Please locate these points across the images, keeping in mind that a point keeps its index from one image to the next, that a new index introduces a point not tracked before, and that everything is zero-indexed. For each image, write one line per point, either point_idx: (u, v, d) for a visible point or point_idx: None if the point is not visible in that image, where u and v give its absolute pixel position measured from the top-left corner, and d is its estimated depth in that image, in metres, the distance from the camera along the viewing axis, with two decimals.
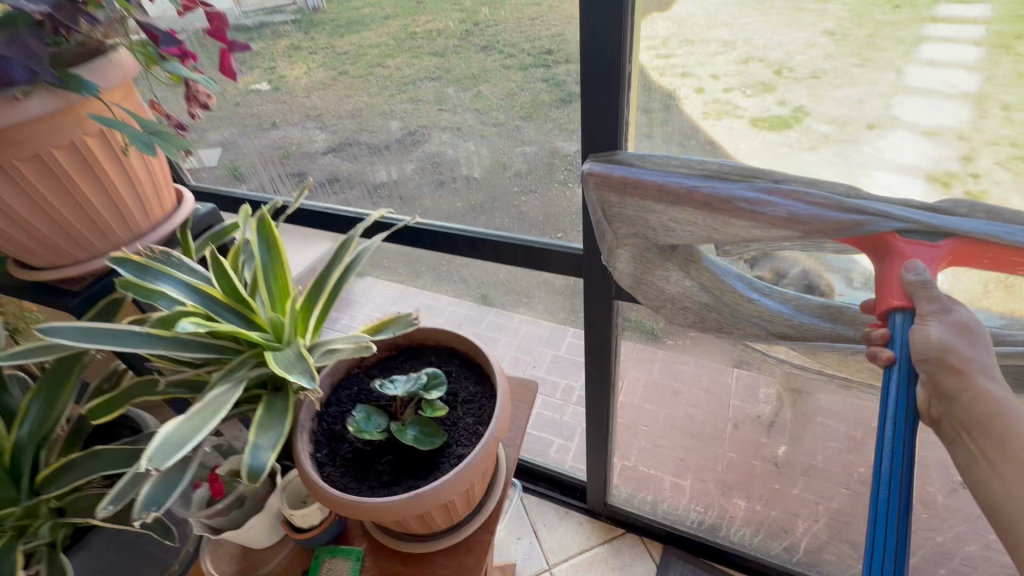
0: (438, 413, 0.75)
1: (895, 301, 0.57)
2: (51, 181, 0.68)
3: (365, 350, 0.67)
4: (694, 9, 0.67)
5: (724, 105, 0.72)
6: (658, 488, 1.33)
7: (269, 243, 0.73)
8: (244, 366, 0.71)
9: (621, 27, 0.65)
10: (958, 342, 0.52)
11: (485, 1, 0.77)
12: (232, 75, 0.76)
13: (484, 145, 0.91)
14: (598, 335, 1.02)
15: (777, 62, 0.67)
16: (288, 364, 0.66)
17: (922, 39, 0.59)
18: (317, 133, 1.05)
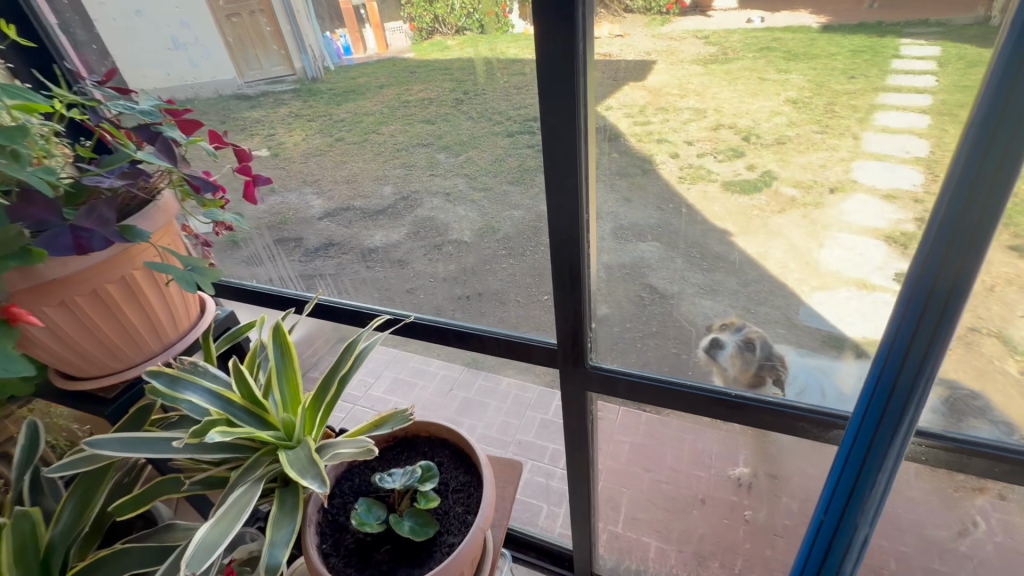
0: (431, 503, 0.76)
1: None
2: (98, 310, 0.77)
3: (367, 454, 0.69)
4: (668, 79, 0.73)
5: (698, 170, 0.77)
6: (642, 553, 1.29)
7: (285, 348, 0.78)
8: (261, 462, 0.74)
9: (574, 110, 0.72)
10: None
11: (475, 74, 0.83)
12: (253, 203, 0.90)
13: (474, 209, 0.95)
14: (576, 421, 1.04)
15: (746, 128, 0.72)
16: (303, 468, 0.68)
17: (877, 108, 0.64)
18: (313, 198, 1.09)
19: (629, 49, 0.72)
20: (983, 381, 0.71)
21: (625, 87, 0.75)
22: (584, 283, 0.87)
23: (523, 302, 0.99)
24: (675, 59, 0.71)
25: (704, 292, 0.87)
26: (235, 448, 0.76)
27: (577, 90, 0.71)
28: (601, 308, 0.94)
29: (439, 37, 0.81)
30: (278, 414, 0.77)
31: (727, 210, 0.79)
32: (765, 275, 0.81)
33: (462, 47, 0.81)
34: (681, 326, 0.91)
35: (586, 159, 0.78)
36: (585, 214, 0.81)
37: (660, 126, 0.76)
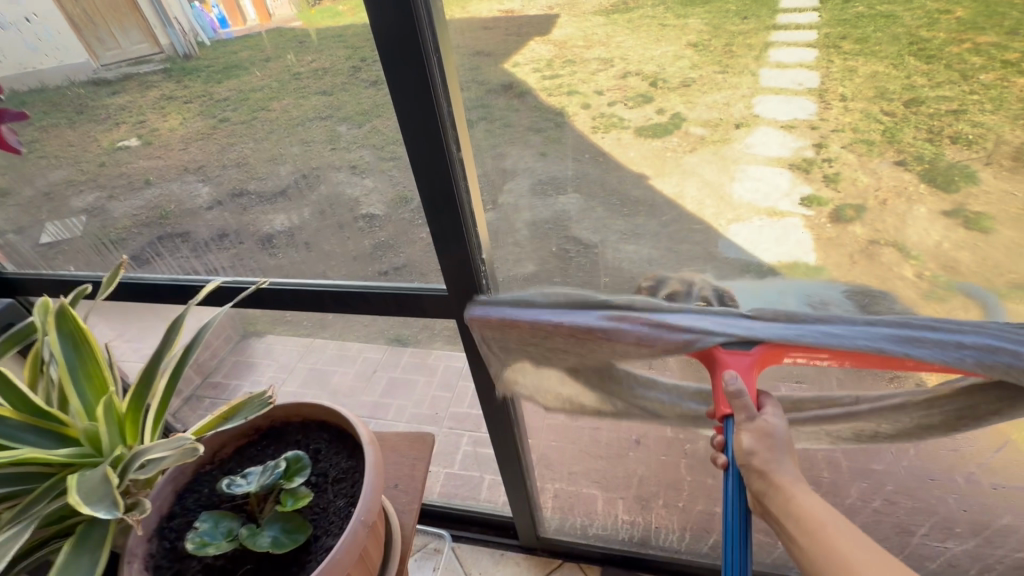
0: (293, 503, 0.74)
1: (725, 409, 0.81)
2: None
3: (189, 456, 0.66)
4: (573, 31, 0.71)
5: (609, 118, 0.76)
6: (590, 504, 1.35)
7: (81, 346, 0.75)
8: (58, 483, 0.71)
9: (425, 72, 0.70)
10: (761, 447, 0.75)
11: (371, 38, 0.75)
12: (23, 150, 0.79)
13: (384, 179, 0.89)
14: (483, 376, 1.02)
15: (652, 74, 0.72)
16: (94, 488, 0.64)
17: (770, 45, 0.67)
18: (200, 187, 0.98)
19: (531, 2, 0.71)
20: (888, 285, 0.78)
21: (531, 44, 0.73)
22: (468, 246, 0.86)
23: None
24: (578, 12, 0.70)
25: (627, 238, 0.87)
26: (22, 479, 0.72)
27: (425, 47, 0.69)
28: (527, 266, 0.93)
29: (329, 2, 0.74)
30: (79, 422, 0.74)
31: (642, 155, 0.79)
32: (683, 212, 0.82)
33: (355, 12, 0.73)
34: (616, 274, 0.91)
35: (455, 140, 0.78)
36: (462, 174, 0.80)
37: (568, 79, 0.75)
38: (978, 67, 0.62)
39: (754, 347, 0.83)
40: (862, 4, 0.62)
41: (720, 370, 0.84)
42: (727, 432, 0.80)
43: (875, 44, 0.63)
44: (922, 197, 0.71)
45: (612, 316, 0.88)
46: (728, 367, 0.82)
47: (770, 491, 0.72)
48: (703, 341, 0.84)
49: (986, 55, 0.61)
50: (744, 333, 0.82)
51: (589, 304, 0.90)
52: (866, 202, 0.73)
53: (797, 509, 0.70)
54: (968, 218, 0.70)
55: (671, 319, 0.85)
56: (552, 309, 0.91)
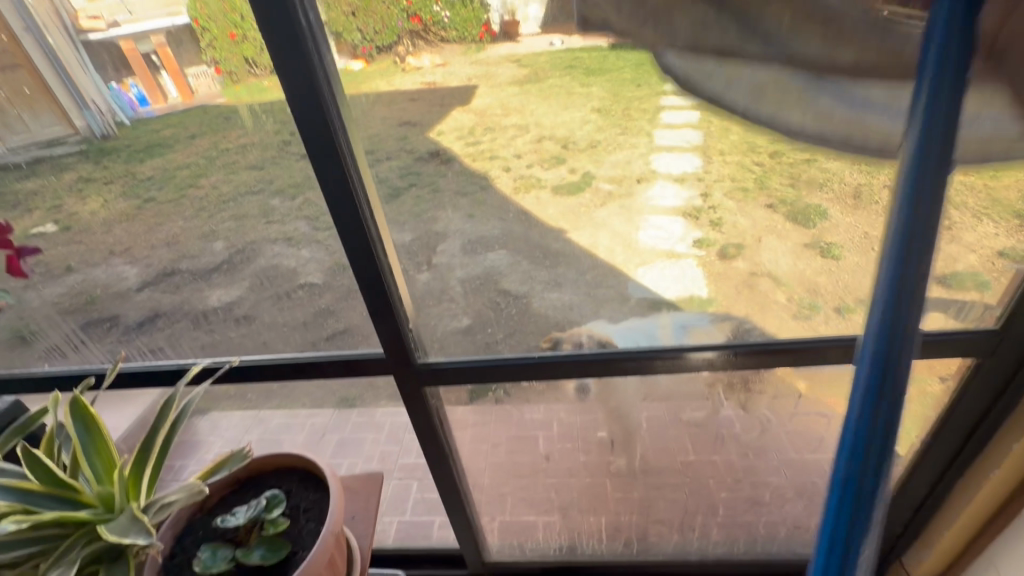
0: (280, 526, 0.72)
1: None
2: None
3: (200, 493, 0.63)
4: (493, 100, 0.81)
5: (529, 178, 0.88)
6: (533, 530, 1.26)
7: (89, 418, 0.66)
8: (78, 544, 0.62)
9: (308, 57, 0.62)
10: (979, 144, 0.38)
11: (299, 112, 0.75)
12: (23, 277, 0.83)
13: (320, 250, 0.91)
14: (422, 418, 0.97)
15: (564, 138, 0.83)
16: (124, 528, 0.59)
17: (662, 108, 0.76)
18: (126, 269, 0.98)
19: (450, 76, 0.77)
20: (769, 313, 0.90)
21: (453, 112, 0.82)
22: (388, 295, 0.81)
23: None
24: (494, 83, 0.78)
25: (550, 288, 0.97)
26: (41, 540, 0.63)
27: (303, 32, 0.61)
28: (463, 320, 0.94)
29: (255, 79, 0.71)
30: (92, 489, 0.65)
31: (559, 210, 0.90)
32: (596, 265, 0.94)
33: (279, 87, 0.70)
34: (537, 322, 0.96)
35: (361, 191, 0.73)
36: (361, 197, 0.73)
37: (490, 144, 0.85)
38: None
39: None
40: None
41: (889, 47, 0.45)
42: None
43: (752, 108, 0.79)
44: (789, 234, 0.83)
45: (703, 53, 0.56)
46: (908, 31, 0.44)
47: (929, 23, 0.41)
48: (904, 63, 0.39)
49: None
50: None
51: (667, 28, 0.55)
52: (744, 242, 0.87)
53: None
54: (824, 248, 0.81)
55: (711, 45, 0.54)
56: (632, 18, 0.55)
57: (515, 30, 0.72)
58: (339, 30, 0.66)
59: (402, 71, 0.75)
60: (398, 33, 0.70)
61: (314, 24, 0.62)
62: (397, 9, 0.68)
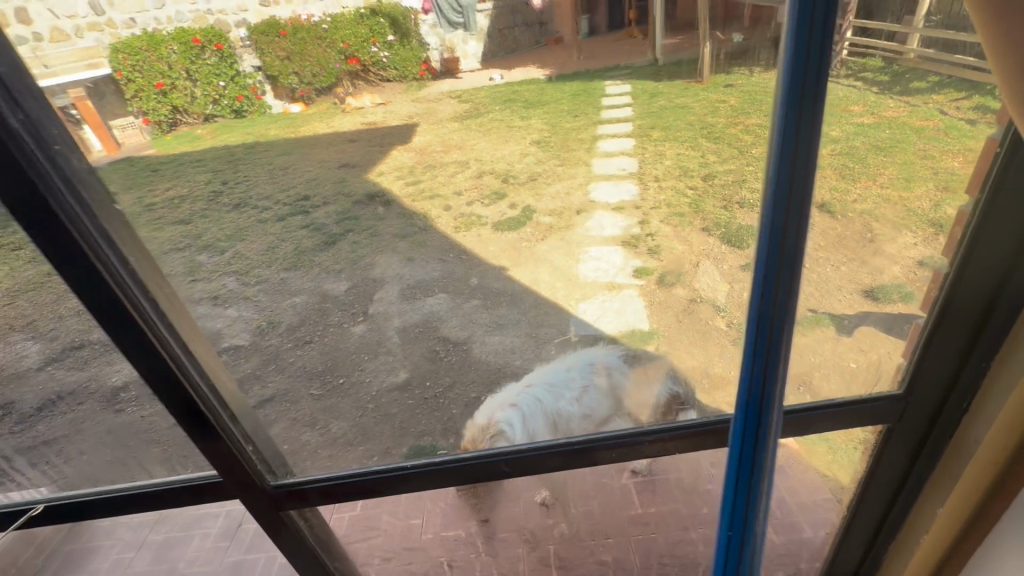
0: None
1: None
2: None
3: None
4: (430, 139, 1.05)
5: (469, 217, 1.00)
6: None
7: None
8: None
9: None
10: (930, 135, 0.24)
11: (238, 153, 0.97)
12: None
13: (251, 308, 0.88)
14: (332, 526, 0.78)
15: (503, 172, 1.05)
16: None
17: (597, 136, 1.02)
18: (29, 344, 0.89)
19: (390, 114, 0.96)
20: None
21: (394, 151, 1.08)
22: (248, 470, 0.45)
23: (318, 395, 0.77)
24: (434, 118, 1.00)
25: (491, 330, 0.85)
26: None
27: None
28: (399, 375, 0.80)
29: (184, 125, 0.75)
30: None
31: (499, 246, 0.96)
32: (537, 297, 0.88)
33: (213, 132, 0.83)
34: (480, 370, 0.80)
35: (171, 310, 0.37)
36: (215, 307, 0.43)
37: (429, 182, 1.05)
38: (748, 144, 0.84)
39: None
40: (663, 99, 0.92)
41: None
42: None
43: (674, 130, 0.94)
44: (725, 256, 0.83)
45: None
46: None
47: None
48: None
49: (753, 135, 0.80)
50: None
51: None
52: (681, 268, 0.85)
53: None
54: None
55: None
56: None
57: (454, 66, 0.86)
58: (276, 73, 0.76)
59: (339, 110, 0.92)
60: (336, 74, 0.80)
61: (33, 127, 0.28)
62: (334, 52, 0.75)
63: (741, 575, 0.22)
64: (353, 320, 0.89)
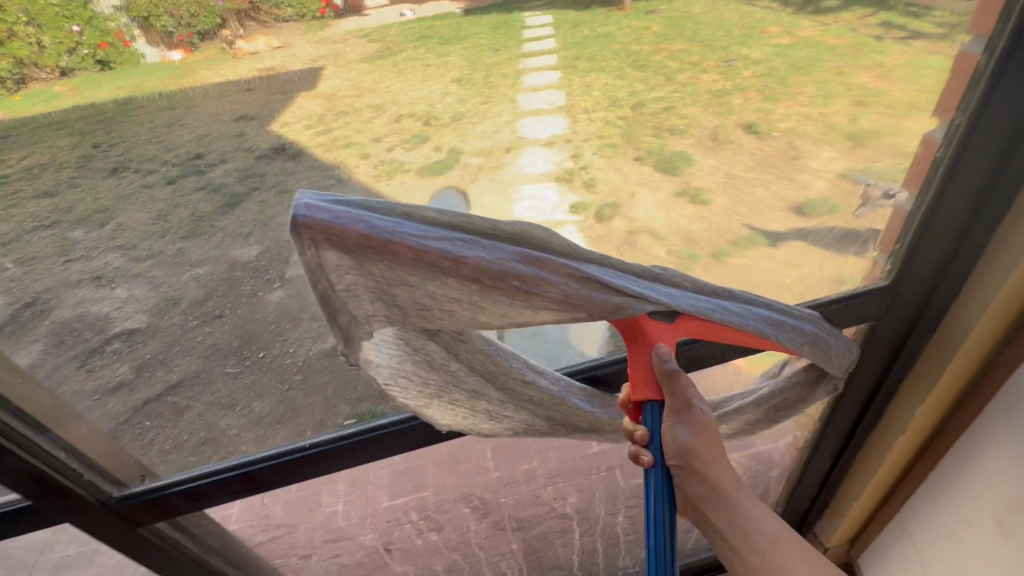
0: None
1: (648, 394, 0.57)
2: None
3: None
4: (339, 82, 0.84)
5: (391, 163, 0.86)
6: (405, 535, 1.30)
7: None
8: None
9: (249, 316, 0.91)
10: (699, 444, 0.56)
11: (103, 118, 0.79)
12: None
13: (145, 284, 0.86)
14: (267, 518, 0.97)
15: (424, 114, 0.86)
16: None
17: (522, 71, 0.86)
18: None
19: (292, 58, 0.81)
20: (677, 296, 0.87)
21: (298, 99, 0.85)
22: (41, 459, 0.66)
23: (235, 371, 0.89)
24: (343, 61, 0.82)
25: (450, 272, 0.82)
26: None
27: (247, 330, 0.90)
28: (325, 341, 0.91)
29: (42, 84, 0.66)
30: None
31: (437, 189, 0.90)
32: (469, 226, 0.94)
33: (77, 94, 0.72)
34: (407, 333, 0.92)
35: None
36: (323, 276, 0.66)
37: (343, 130, 0.86)
38: (675, 69, 0.84)
39: (677, 320, 0.56)
40: (587, 29, 0.84)
41: (648, 352, 0.56)
42: (649, 425, 0.58)
43: (600, 61, 0.86)
44: (660, 183, 0.88)
45: (529, 254, 0.48)
46: (658, 342, 0.55)
47: (691, 457, 0.55)
48: (637, 306, 0.51)
49: (678, 59, 0.84)
50: (669, 301, 0.53)
51: (494, 237, 0.48)
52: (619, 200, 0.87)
53: (718, 492, 0.56)
54: (692, 193, 0.87)
55: (638, 264, 0.55)
56: (443, 233, 0.47)
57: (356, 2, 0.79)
58: (144, 16, 0.68)
59: (233, 57, 0.77)
60: (219, 14, 0.71)
61: None
62: None
63: None
64: (267, 286, 0.88)
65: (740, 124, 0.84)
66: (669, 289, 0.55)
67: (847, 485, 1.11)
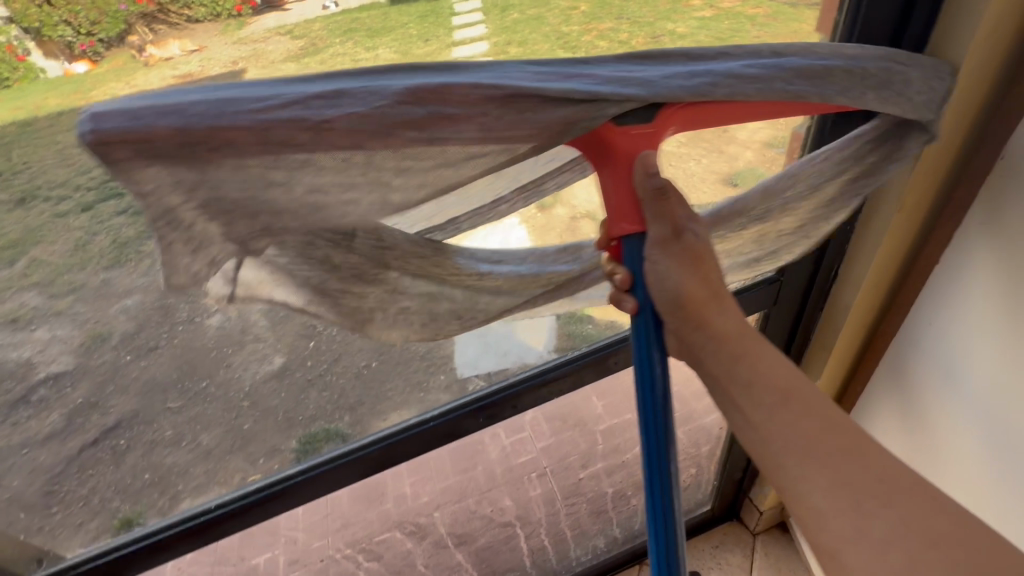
0: None
1: (626, 221, 0.59)
2: None
3: None
4: (260, 81, 0.75)
5: None
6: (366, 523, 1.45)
7: None
8: None
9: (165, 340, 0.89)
10: (676, 267, 0.58)
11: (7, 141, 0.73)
12: None
13: (68, 321, 0.83)
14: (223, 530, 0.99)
15: None
16: None
17: (455, 58, 0.81)
18: None
19: (211, 61, 0.73)
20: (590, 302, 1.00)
21: None
22: None
23: (174, 404, 0.94)
24: (266, 60, 0.75)
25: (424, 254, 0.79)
26: None
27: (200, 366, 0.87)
28: (275, 359, 0.93)
29: None
30: None
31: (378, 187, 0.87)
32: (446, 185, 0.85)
33: None
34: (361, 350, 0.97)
35: None
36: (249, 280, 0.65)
37: None
38: (607, 49, 0.81)
39: (658, 113, 0.56)
40: (515, 13, 0.83)
41: (631, 165, 0.57)
42: (626, 254, 0.60)
43: (533, 44, 0.82)
44: None
45: (418, 89, 0.50)
46: (631, 152, 0.57)
47: (681, 295, 0.58)
48: (592, 115, 0.53)
49: (609, 37, 0.82)
50: (643, 88, 0.54)
51: (372, 81, 0.52)
52: None
53: (705, 325, 0.59)
54: None
55: (628, 53, 0.58)
56: (293, 101, 0.50)
57: None
58: (37, 27, 0.65)
59: (144, 65, 0.69)
60: (124, 18, 0.67)
61: None
62: None
63: (658, 479, 0.61)
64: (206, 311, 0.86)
65: None
66: (566, 80, 0.54)
67: (807, 371, 1.19)
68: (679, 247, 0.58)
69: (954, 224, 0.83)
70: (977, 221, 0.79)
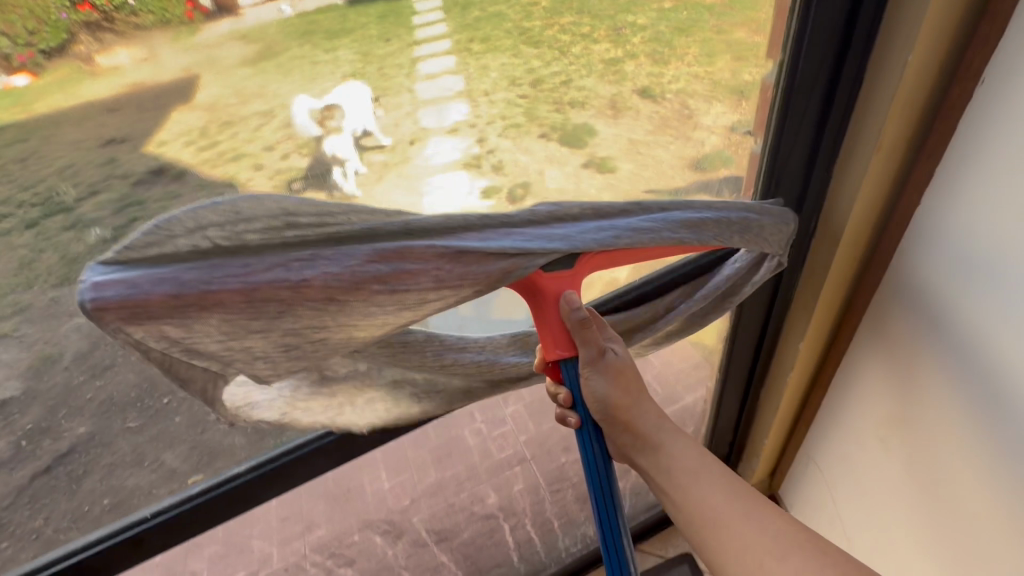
0: None
1: (560, 351, 0.66)
2: None
3: None
4: (219, 90, 0.74)
5: (289, 171, 0.84)
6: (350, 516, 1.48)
7: None
8: None
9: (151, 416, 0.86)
10: (610, 387, 0.67)
11: None
12: None
13: (16, 345, 0.81)
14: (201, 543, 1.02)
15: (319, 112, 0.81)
16: None
17: (418, 58, 0.84)
18: None
19: (163, 71, 0.69)
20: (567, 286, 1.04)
21: (174, 112, 0.74)
22: None
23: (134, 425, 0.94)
24: (221, 68, 0.72)
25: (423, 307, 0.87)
26: None
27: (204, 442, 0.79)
28: None
29: None
30: None
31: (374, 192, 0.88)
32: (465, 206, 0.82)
33: None
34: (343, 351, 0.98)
35: None
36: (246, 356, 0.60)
37: (230, 143, 0.80)
38: (568, 43, 0.84)
39: (580, 257, 0.62)
40: (477, 10, 0.80)
41: (558, 302, 0.63)
42: (568, 379, 0.67)
43: (495, 41, 0.83)
44: (566, 156, 0.95)
45: (384, 250, 0.51)
46: (558, 292, 0.63)
47: (612, 409, 0.67)
48: (524, 267, 0.55)
49: (570, 32, 0.83)
50: (565, 242, 0.56)
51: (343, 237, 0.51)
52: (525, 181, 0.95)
53: (637, 429, 0.68)
54: (598, 163, 0.96)
55: (547, 210, 0.59)
56: (277, 260, 0.49)
57: (228, 0, 0.67)
58: None
59: (90, 75, 0.66)
60: (66, 29, 0.61)
61: None
62: None
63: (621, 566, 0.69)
64: None
65: (636, 89, 0.91)
66: (549, 229, 0.57)
67: (763, 407, 1.27)
68: (607, 368, 0.67)
69: (878, 278, 0.88)
70: (892, 277, 0.85)
